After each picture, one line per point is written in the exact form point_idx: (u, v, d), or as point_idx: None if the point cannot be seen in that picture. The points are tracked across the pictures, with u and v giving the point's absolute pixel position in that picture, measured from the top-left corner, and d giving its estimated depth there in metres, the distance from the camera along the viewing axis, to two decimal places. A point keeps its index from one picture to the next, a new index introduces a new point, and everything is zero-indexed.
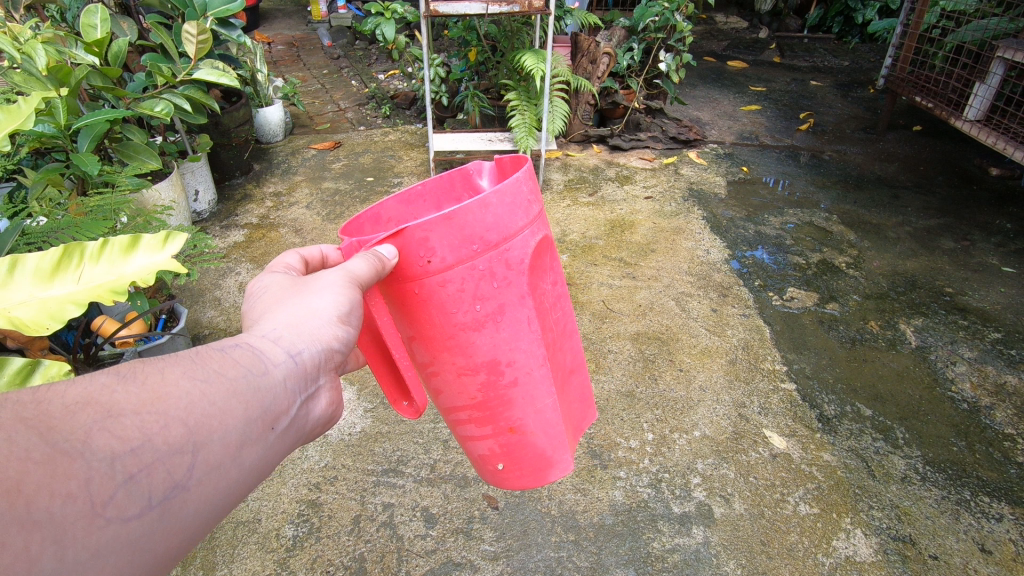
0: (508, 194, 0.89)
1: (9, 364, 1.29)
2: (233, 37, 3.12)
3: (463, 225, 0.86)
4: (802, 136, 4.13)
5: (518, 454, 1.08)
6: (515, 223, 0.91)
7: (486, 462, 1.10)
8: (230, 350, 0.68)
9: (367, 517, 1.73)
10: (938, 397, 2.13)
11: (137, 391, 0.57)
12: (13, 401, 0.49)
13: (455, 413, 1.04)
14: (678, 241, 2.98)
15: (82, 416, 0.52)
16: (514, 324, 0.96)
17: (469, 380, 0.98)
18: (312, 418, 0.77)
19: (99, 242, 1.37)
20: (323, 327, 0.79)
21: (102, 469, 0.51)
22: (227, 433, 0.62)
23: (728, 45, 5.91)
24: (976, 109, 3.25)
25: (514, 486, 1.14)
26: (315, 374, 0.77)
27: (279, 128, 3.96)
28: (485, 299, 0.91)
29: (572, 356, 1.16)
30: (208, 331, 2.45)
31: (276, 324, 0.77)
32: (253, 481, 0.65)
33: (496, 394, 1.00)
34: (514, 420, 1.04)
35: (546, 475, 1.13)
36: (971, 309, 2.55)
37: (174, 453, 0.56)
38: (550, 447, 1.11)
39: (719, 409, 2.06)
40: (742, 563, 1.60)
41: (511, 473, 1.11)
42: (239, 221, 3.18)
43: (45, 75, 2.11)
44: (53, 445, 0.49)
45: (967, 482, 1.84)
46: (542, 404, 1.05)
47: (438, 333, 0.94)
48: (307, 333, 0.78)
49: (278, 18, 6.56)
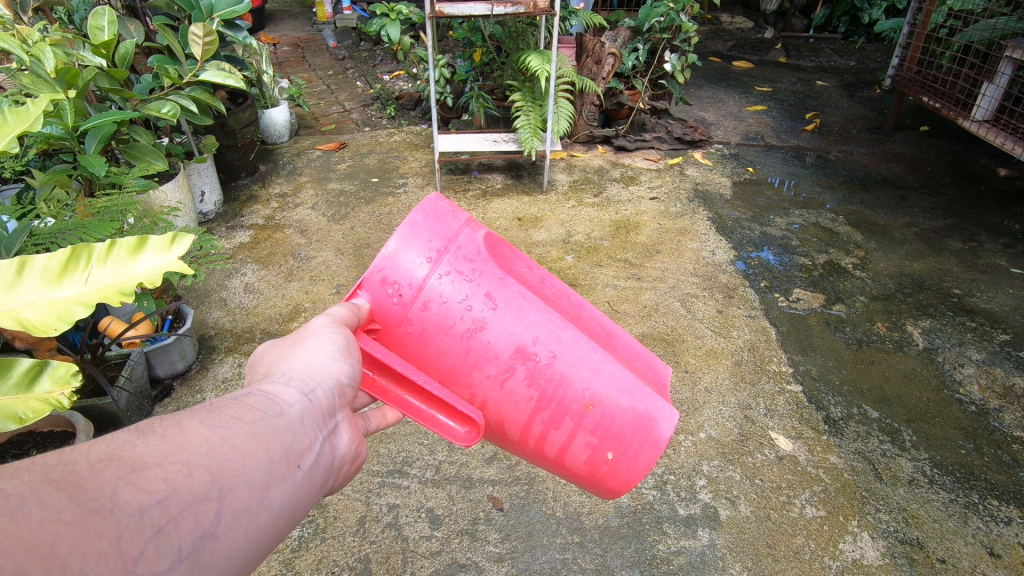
0: (427, 209, 0.95)
1: (18, 365, 1.30)
2: (239, 38, 3.14)
3: (405, 250, 0.92)
4: (808, 136, 4.11)
5: (613, 429, 0.97)
6: (451, 226, 0.95)
7: (596, 464, 0.99)
8: (245, 398, 0.70)
9: (372, 518, 1.73)
10: (946, 399, 2.12)
11: (158, 444, 0.57)
12: (41, 465, 0.50)
13: (529, 430, 0.97)
14: (683, 242, 2.97)
15: (109, 472, 0.53)
16: (511, 304, 0.94)
17: (513, 382, 0.94)
18: (337, 454, 0.77)
19: (107, 243, 1.38)
20: (331, 364, 0.81)
21: (131, 524, 0.52)
22: (251, 475, 0.62)
23: (733, 45, 5.89)
24: (984, 110, 3.23)
25: (639, 473, 1.01)
26: (332, 410, 0.78)
27: (284, 129, 3.98)
28: (469, 297, 0.92)
29: (596, 323, 1.12)
30: (214, 332, 2.46)
31: (287, 369, 0.79)
32: (284, 522, 0.65)
33: (546, 380, 0.94)
34: (581, 393, 0.95)
35: (658, 434, 0.99)
36: (978, 310, 2.53)
37: (199, 501, 0.57)
38: (638, 402, 0.98)
39: (724, 410, 2.06)
40: (747, 565, 1.60)
41: (625, 457, 0.99)
42: (245, 221, 3.20)
43: (53, 77, 2.12)
44: (82, 504, 0.50)
45: (975, 485, 1.82)
46: (594, 361, 0.96)
47: (456, 356, 0.94)
48: (317, 371, 0.79)
49: (284, 19, 6.59)
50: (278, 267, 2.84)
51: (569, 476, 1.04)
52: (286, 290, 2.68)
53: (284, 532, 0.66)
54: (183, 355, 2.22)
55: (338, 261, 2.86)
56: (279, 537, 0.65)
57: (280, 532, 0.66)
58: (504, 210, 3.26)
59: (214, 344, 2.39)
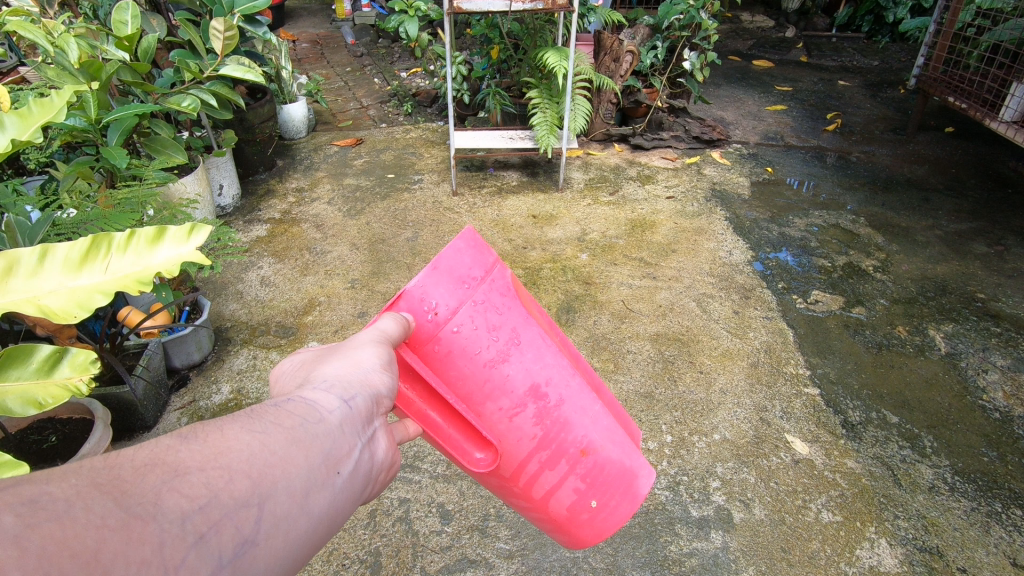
0: (472, 236, 0.98)
1: (38, 352, 1.32)
2: (259, 33, 3.16)
3: (450, 269, 0.93)
4: (829, 136, 4.05)
5: (601, 478, 1.02)
6: (490, 256, 0.98)
7: (579, 511, 1.02)
8: (283, 404, 0.67)
9: (383, 511, 1.73)
10: (969, 406, 2.07)
11: (200, 448, 0.55)
12: (86, 467, 0.48)
13: (524, 468, 0.99)
14: (700, 242, 2.94)
15: (153, 476, 0.51)
16: (533, 343, 0.98)
17: (520, 418, 0.97)
18: (375, 461, 0.73)
19: (127, 233, 1.39)
20: (371, 374, 0.78)
21: (175, 529, 0.49)
22: (291, 482, 0.60)
23: (753, 44, 5.82)
24: (1013, 110, 3.15)
25: (615, 527, 1.05)
26: (370, 417, 0.75)
27: (302, 125, 4.01)
28: (498, 328, 0.95)
29: (594, 376, 1.16)
30: (230, 324, 2.48)
31: (326, 375, 0.76)
32: (322, 532, 0.62)
33: (551, 421, 0.98)
34: (580, 441, 1.00)
35: (638, 488, 1.06)
36: (1004, 315, 2.47)
37: (240, 506, 0.54)
38: (626, 456, 1.05)
39: (739, 411, 2.03)
40: (762, 569, 1.57)
41: (606, 507, 1.03)
42: (262, 215, 3.22)
43: (77, 68, 2.16)
44: (127, 509, 0.47)
45: (998, 494, 1.78)
46: (594, 411, 1.02)
47: (475, 383, 0.95)
48: (357, 380, 0.76)
49: (303, 16, 6.63)
50: (294, 260, 2.86)
51: (544, 521, 1.06)
52: (301, 284, 2.70)
53: (323, 543, 0.63)
54: (200, 346, 2.25)
55: (353, 256, 2.88)
56: (318, 548, 0.62)
57: (319, 543, 0.63)
58: (519, 208, 3.25)
59: (230, 337, 2.41)
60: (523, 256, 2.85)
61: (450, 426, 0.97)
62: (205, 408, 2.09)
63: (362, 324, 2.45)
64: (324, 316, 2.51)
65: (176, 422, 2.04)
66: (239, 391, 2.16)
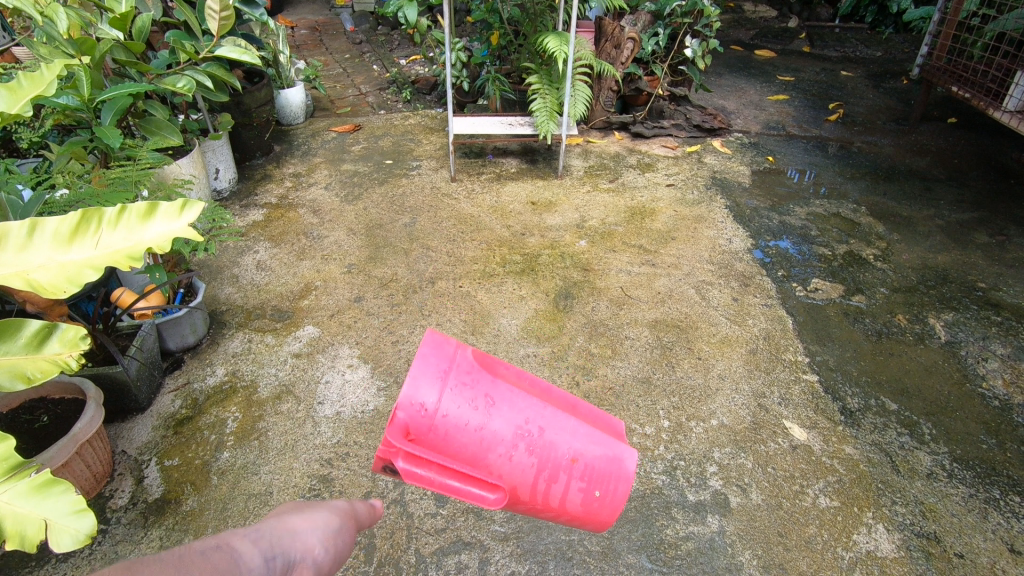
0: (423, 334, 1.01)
1: (27, 326, 1.30)
2: (255, 15, 3.12)
3: (421, 368, 0.96)
4: (830, 127, 4.01)
5: (596, 472, 1.04)
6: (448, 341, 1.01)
7: (591, 505, 1.05)
8: (206, 553, 0.64)
9: (378, 494, 1.72)
10: (968, 394, 2.05)
11: None
12: None
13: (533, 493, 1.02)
14: (699, 230, 2.92)
15: None
16: (502, 396, 1.01)
17: (514, 458, 1.00)
18: None
19: (117, 208, 1.37)
20: (306, 541, 0.74)
21: None
22: None
23: (756, 34, 5.77)
24: (1017, 99, 3.13)
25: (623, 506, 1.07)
26: None
27: (300, 110, 3.98)
28: (469, 394, 0.98)
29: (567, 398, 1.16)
30: (225, 308, 2.46)
31: (261, 527, 0.72)
32: None
33: (540, 448, 1.01)
34: (568, 452, 1.03)
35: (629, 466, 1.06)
36: (1005, 305, 2.45)
37: None
38: (608, 445, 1.06)
39: (737, 397, 2.02)
40: (758, 553, 1.56)
41: (609, 495, 1.06)
42: (259, 200, 3.20)
43: (66, 40, 2.12)
44: None
45: (997, 481, 1.77)
46: (571, 424, 1.05)
47: (472, 446, 0.98)
48: (288, 542, 0.72)
49: (302, 3, 6.57)
50: (291, 245, 2.84)
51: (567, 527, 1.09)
52: (297, 269, 2.67)
53: None
54: (195, 329, 2.23)
55: (350, 241, 2.85)
56: None
57: None
58: (518, 194, 3.23)
59: (225, 320, 2.39)
60: (521, 242, 2.83)
61: (467, 485, 0.99)
62: (199, 391, 2.08)
63: (359, 308, 2.43)
64: (320, 300, 2.49)
65: (170, 404, 2.03)
66: (235, 374, 2.15)
